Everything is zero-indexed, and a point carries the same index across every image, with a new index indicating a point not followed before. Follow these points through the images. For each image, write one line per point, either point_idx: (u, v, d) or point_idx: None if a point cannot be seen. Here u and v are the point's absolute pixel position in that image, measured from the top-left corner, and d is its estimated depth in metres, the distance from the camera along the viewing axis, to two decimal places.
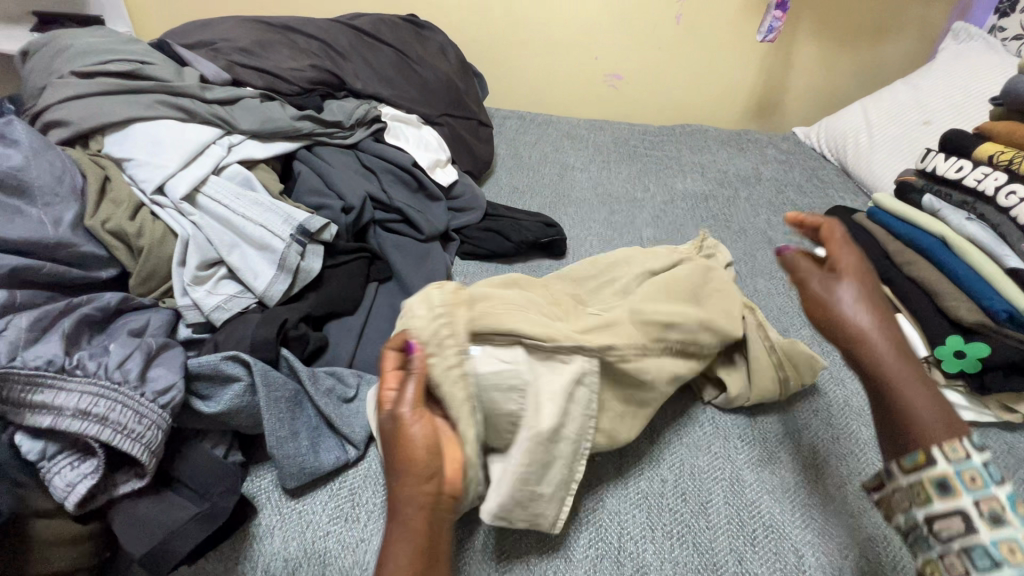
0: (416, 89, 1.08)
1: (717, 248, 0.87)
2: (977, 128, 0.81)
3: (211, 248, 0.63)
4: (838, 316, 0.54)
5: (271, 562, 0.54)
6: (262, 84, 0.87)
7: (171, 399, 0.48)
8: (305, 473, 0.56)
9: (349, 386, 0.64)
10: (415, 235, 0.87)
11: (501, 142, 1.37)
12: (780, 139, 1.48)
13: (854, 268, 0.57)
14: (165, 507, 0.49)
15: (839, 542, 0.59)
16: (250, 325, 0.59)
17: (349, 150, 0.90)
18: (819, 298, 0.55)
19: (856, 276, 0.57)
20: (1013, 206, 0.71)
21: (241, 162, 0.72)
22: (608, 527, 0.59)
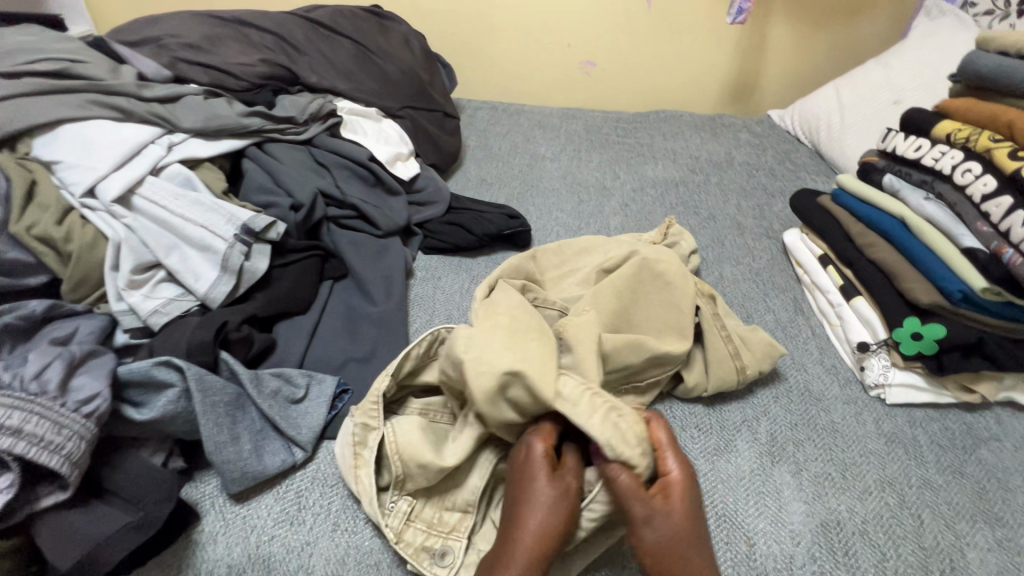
0: (375, 82, 1.05)
1: (683, 233, 0.88)
2: (936, 106, 0.80)
3: (147, 252, 0.62)
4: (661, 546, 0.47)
5: (214, 568, 0.53)
6: (208, 80, 0.86)
7: (95, 408, 0.48)
8: (248, 478, 0.55)
9: (297, 387, 0.63)
10: (371, 231, 0.85)
11: (471, 133, 1.35)
12: (755, 123, 1.47)
13: (689, 501, 0.49)
14: (93, 519, 0.48)
15: (793, 529, 0.57)
16: (187, 329, 0.59)
17: (302, 146, 0.88)
18: (671, 535, 0.47)
19: (696, 528, 0.48)
20: (968, 184, 0.69)
21: (183, 161, 0.71)
22: None
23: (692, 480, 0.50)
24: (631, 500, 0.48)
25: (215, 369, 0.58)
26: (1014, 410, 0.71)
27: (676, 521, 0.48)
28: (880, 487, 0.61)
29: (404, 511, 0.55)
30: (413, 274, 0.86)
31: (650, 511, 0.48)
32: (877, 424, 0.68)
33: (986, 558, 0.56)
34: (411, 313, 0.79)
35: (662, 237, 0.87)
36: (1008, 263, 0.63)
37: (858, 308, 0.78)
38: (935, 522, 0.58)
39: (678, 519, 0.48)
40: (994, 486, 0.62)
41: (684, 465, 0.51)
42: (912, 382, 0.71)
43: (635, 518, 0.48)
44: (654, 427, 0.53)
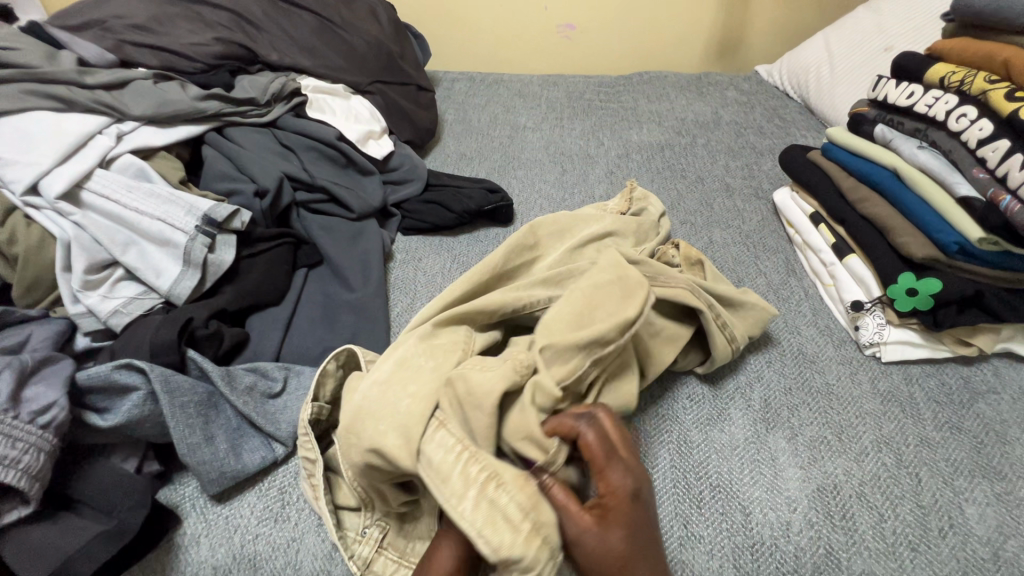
0: (341, 56, 1.00)
1: (648, 196, 0.84)
2: (930, 49, 0.76)
3: (101, 249, 0.60)
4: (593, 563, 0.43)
5: (200, 571, 0.50)
6: (158, 63, 0.81)
7: (52, 418, 0.46)
8: (227, 478, 0.53)
9: (275, 381, 0.61)
10: (345, 214, 0.82)
11: (449, 106, 1.30)
12: (742, 80, 1.41)
13: (633, 516, 0.45)
14: (64, 531, 0.46)
15: (789, 495, 0.56)
16: (149, 328, 0.57)
17: (265, 128, 0.84)
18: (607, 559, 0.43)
19: (633, 557, 0.43)
20: (963, 130, 0.65)
21: (134, 151, 0.69)
22: None
23: (634, 497, 0.46)
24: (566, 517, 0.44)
25: (183, 368, 0.56)
26: (1013, 360, 0.70)
27: (609, 546, 0.43)
28: (876, 447, 0.60)
29: (376, 537, 0.52)
30: (393, 257, 0.83)
31: (583, 533, 0.43)
32: (873, 383, 0.67)
33: (985, 512, 0.55)
34: (391, 298, 0.76)
35: (627, 204, 0.82)
36: (1005, 211, 0.60)
37: (851, 266, 0.76)
38: (932, 480, 0.57)
39: (616, 547, 0.43)
40: (991, 440, 0.61)
41: (625, 483, 0.46)
42: (908, 338, 0.69)
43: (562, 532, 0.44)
44: (585, 436, 0.47)
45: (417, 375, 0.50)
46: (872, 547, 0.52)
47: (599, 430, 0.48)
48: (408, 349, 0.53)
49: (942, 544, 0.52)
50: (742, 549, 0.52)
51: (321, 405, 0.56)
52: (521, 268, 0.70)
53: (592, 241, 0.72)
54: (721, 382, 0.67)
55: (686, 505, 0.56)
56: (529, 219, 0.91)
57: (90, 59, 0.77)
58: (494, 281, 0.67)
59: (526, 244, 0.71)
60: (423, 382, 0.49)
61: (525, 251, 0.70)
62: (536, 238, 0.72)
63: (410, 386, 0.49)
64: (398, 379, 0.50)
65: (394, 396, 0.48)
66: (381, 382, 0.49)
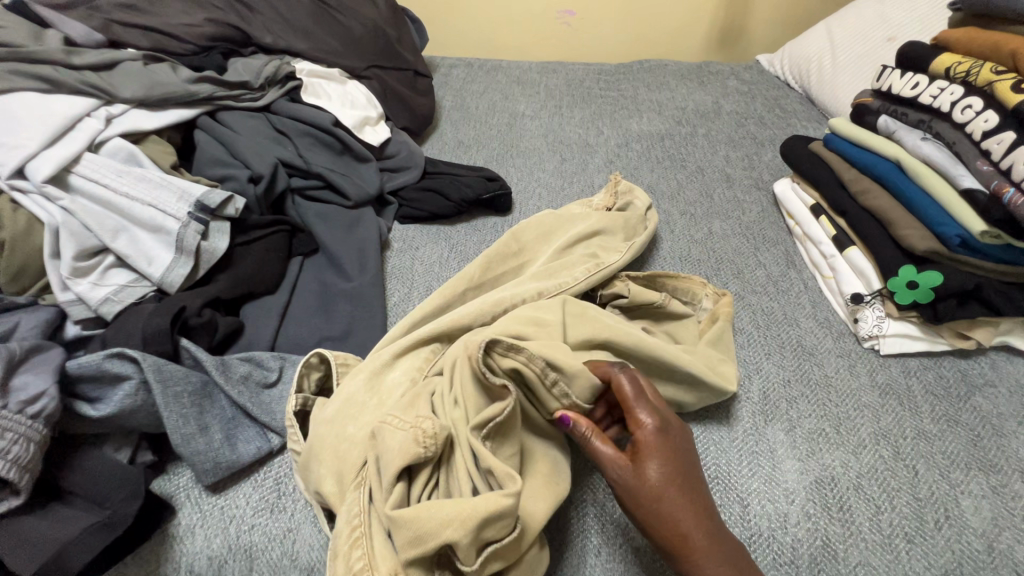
0: (337, 40, 0.97)
1: (632, 189, 0.84)
2: (936, 39, 0.75)
3: (91, 235, 0.59)
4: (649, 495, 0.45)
5: (194, 561, 0.50)
6: (148, 44, 0.79)
7: (42, 408, 0.46)
8: (222, 468, 0.52)
9: (270, 371, 0.59)
10: (341, 202, 0.80)
11: (446, 92, 1.27)
12: (743, 69, 1.40)
13: (660, 448, 0.47)
14: (55, 522, 0.46)
15: (787, 487, 0.56)
16: (142, 317, 0.56)
17: (259, 113, 0.82)
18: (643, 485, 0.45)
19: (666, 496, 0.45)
20: (968, 121, 0.65)
21: (124, 135, 0.67)
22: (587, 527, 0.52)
23: (664, 435, 0.48)
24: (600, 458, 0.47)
25: (177, 357, 0.56)
26: (1009, 354, 0.70)
27: (644, 479, 0.46)
28: (874, 440, 0.60)
29: None
30: (389, 246, 0.82)
31: (619, 470, 0.46)
32: (871, 375, 0.67)
33: (980, 505, 0.55)
34: (388, 287, 0.75)
35: (612, 200, 0.82)
36: (1008, 203, 0.60)
37: (851, 258, 0.76)
38: (929, 473, 0.57)
39: (654, 485, 0.45)
40: (987, 433, 0.61)
41: (657, 421, 0.48)
42: (907, 331, 0.69)
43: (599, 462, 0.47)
44: (617, 381, 0.50)
45: (361, 414, 0.51)
46: (869, 538, 0.52)
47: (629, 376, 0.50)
48: (364, 385, 0.54)
49: (937, 535, 0.53)
50: (740, 540, 0.52)
51: (308, 395, 0.56)
52: (508, 273, 0.71)
53: (578, 242, 0.72)
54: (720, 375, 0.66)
55: None
56: (527, 208, 0.90)
57: (78, 39, 0.75)
58: (479, 283, 0.68)
59: (511, 249, 0.72)
60: (362, 424, 0.51)
61: (510, 258, 0.71)
62: (519, 244, 0.73)
63: (351, 425, 0.50)
64: (342, 418, 0.51)
65: (338, 428, 0.50)
66: (329, 417, 0.51)
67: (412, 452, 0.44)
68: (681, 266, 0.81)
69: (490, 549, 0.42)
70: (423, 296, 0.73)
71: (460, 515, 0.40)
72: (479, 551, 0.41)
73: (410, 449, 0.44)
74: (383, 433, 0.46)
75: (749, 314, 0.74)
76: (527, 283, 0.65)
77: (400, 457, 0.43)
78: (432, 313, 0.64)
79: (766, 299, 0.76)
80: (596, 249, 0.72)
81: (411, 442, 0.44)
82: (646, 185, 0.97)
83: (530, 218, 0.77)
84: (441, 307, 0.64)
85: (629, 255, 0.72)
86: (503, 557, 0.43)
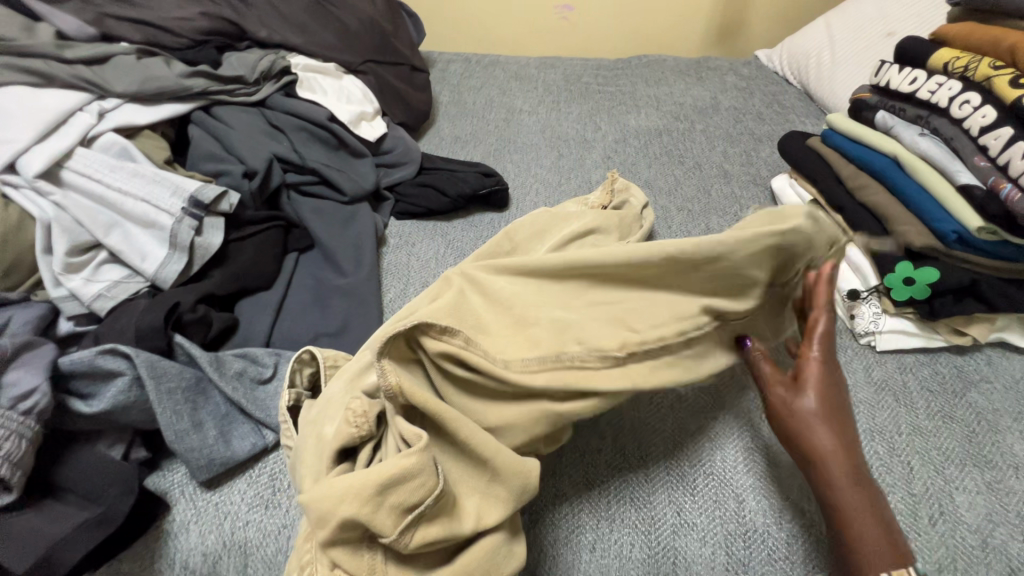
0: (333, 34, 0.97)
1: (629, 188, 0.84)
2: (935, 34, 0.75)
3: (83, 231, 0.59)
4: (802, 419, 0.46)
5: (188, 557, 0.50)
6: (141, 38, 0.78)
7: (34, 404, 0.45)
8: (216, 465, 0.52)
9: (265, 367, 0.59)
10: (337, 198, 0.80)
11: (444, 88, 1.27)
12: (742, 65, 1.39)
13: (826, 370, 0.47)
14: (48, 519, 0.46)
15: (782, 482, 0.56)
16: (135, 313, 0.55)
17: (254, 108, 0.81)
18: (801, 418, 0.46)
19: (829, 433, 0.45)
20: (966, 117, 0.65)
21: (117, 130, 0.67)
22: (582, 527, 0.54)
23: (833, 368, 0.47)
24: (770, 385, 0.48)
25: (170, 354, 0.55)
26: (1006, 350, 0.70)
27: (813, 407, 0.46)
28: (869, 436, 0.60)
29: None
30: (386, 242, 0.81)
31: (785, 399, 0.47)
32: (867, 371, 0.67)
33: (974, 501, 0.55)
34: (384, 283, 0.75)
35: (608, 198, 0.82)
36: (1005, 199, 0.60)
37: (849, 254, 0.76)
38: (924, 469, 0.57)
39: (815, 400, 0.46)
40: (982, 429, 0.61)
41: (827, 357, 0.47)
42: (903, 328, 0.69)
43: (767, 402, 0.48)
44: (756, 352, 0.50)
45: (337, 413, 0.47)
46: None
47: (827, 316, 0.48)
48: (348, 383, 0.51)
49: (931, 531, 0.53)
50: (734, 536, 0.53)
51: (300, 391, 0.55)
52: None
53: (570, 242, 0.73)
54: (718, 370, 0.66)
55: (678, 491, 0.56)
56: (525, 204, 0.90)
57: (69, 32, 0.74)
58: None
59: (502, 249, 0.71)
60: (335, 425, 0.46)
61: (503, 256, 0.71)
62: (513, 242, 0.73)
63: None
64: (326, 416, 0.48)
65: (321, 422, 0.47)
66: (312, 418, 0.49)
67: (345, 431, 0.44)
68: None
69: (414, 513, 0.39)
70: (419, 292, 0.73)
71: (354, 486, 0.39)
72: (398, 521, 0.39)
73: (342, 429, 0.44)
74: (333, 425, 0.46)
75: None
76: None
77: (336, 437, 0.44)
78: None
79: None
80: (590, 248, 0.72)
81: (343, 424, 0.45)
82: (644, 181, 0.97)
83: (524, 218, 0.77)
84: None
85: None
86: (438, 521, 0.40)
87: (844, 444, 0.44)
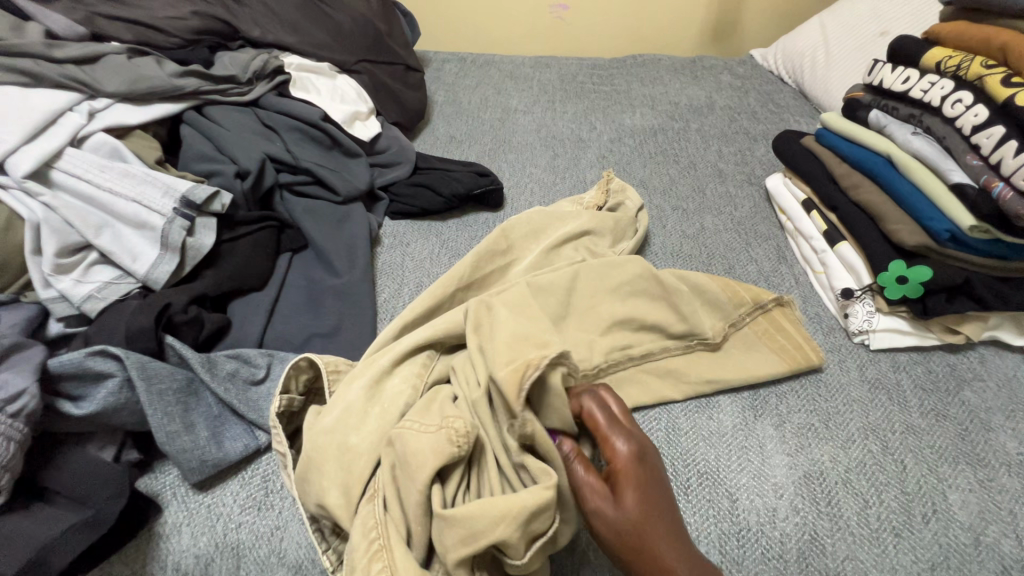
0: (326, 33, 0.96)
1: (625, 189, 0.84)
2: (927, 33, 0.75)
3: (73, 231, 0.58)
4: (618, 528, 0.44)
5: (181, 559, 0.50)
6: (132, 37, 0.77)
7: (22, 406, 0.45)
8: (208, 467, 0.52)
9: (258, 368, 0.59)
10: (331, 198, 0.80)
11: (439, 87, 1.26)
12: (737, 64, 1.39)
13: (633, 468, 0.47)
14: (38, 521, 0.45)
15: (775, 482, 0.56)
16: (126, 314, 0.55)
17: (247, 108, 0.81)
18: (627, 521, 0.44)
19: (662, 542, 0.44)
20: (958, 115, 0.65)
21: (107, 130, 0.66)
22: None
23: (641, 461, 0.47)
24: (580, 485, 0.46)
25: (161, 355, 0.55)
26: (998, 348, 0.70)
27: (630, 514, 0.44)
28: (862, 434, 0.60)
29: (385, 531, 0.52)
30: (380, 242, 0.81)
31: (603, 507, 0.45)
32: (861, 370, 0.67)
33: (967, 499, 0.55)
34: (378, 283, 0.74)
35: (602, 198, 0.82)
36: (997, 198, 0.60)
37: (842, 253, 0.76)
38: (916, 467, 0.57)
39: (630, 511, 0.44)
40: (975, 427, 0.61)
41: (630, 449, 0.48)
42: (897, 326, 0.69)
43: (584, 504, 0.45)
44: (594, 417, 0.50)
45: (363, 424, 0.50)
46: (856, 533, 0.52)
47: (603, 406, 0.51)
48: (363, 392, 0.52)
49: (924, 529, 0.53)
50: (728, 534, 0.53)
51: (294, 395, 0.55)
52: (496, 271, 0.70)
53: (564, 243, 0.73)
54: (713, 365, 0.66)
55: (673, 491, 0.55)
56: (519, 204, 0.90)
57: (60, 32, 0.74)
58: (465, 286, 0.67)
59: (499, 248, 0.71)
60: (365, 435, 0.49)
61: (497, 256, 0.71)
62: (509, 241, 0.73)
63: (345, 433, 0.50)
64: (342, 428, 0.50)
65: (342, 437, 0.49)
66: (329, 426, 0.50)
67: (444, 451, 0.43)
68: (672, 261, 0.81)
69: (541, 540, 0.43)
70: (413, 292, 0.73)
71: (513, 512, 0.41)
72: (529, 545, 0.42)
73: (443, 449, 0.43)
74: (400, 438, 0.46)
75: None
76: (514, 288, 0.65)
77: (434, 456, 0.43)
78: (423, 314, 0.63)
79: None
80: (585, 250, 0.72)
81: (443, 441, 0.44)
82: (638, 180, 0.97)
83: (520, 215, 0.76)
84: (428, 310, 0.64)
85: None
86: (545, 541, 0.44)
87: (689, 557, 0.43)
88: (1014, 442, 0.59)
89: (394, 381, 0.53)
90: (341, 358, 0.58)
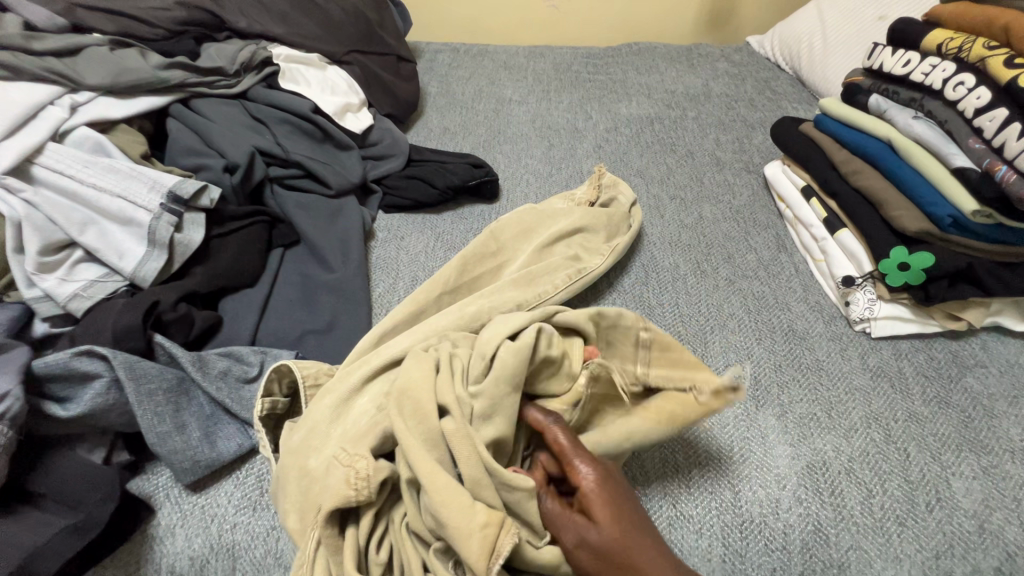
0: (316, 24, 0.94)
1: (617, 183, 0.82)
2: (927, 15, 0.74)
3: (57, 229, 0.57)
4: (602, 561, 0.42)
5: (176, 562, 0.49)
6: (115, 29, 0.75)
7: (7, 408, 0.44)
8: (201, 467, 0.51)
9: (250, 366, 0.58)
10: (322, 191, 0.78)
11: (432, 79, 1.25)
12: (734, 51, 1.38)
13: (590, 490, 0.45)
14: (26, 526, 0.45)
15: (777, 473, 0.55)
16: (113, 312, 0.54)
17: (234, 100, 0.79)
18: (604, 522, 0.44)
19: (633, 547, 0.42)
20: (960, 98, 0.64)
21: (90, 124, 0.65)
22: None
23: (607, 481, 0.45)
24: (550, 519, 0.45)
25: (150, 354, 0.54)
26: (1000, 334, 0.70)
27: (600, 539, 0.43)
28: (865, 423, 0.59)
29: None
30: (374, 235, 0.80)
31: (579, 530, 0.44)
32: (862, 358, 0.66)
33: (971, 487, 0.54)
34: (373, 278, 0.73)
35: (595, 194, 0.81)
36: (1000, 181, 0.59)
37: (842, 240, 0.75)
38: (920, 455, 0.57)
39: (611, 536, 0.43)
40: (978, 414, 0.60)
41: (595, 470, 0.45)
42: (898, 314, 0.68)
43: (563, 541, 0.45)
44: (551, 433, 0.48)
45: (323, 446, 0.48)
46: (860, 523, 0.52)
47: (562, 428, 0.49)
48: (332, 411, 0.51)
49: (929, 517, 0.52)
50: (731, 526, 0.52)
51: (277, 399, 0.54)
52: (484, 272, 0.69)
53: (557, 240, 0.72)
54: (713, 356, 0.66)
55: (673, 486, 0.55)
56: (515, 195, 0.88)
57: (40, 24, 0.72)
58: (453, 290, 0.66)
59: (489, 248, 0.70)
60: (324, 457, 0.47)
61: (487, 257, 0.70)
62: (498, 242, 0.72)
63: (321, 447, 0.48)
64: (307, 449, 0.48)
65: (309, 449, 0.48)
66: (294, 447, 0.49)
67: (343, 493, 0.43)
68: (671, 252, 0.79)
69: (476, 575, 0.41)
70: (408, 286, 0.72)
71: None
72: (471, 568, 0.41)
73: (341, 490, 0.43)
74: (332, 468, 0.45)
75: (740, 299, 0.73)
76: (505, 286, 0.64)
77: (333, 499, 0.43)
78: (409, 316, 0.62)
79: (757, 284, 0.75)
80: (577, 249, 0.71)
81: (346, 481, 0.44)
82: (636, 170, 0.96)
83: (508, 216, 0.75)
84: (414, 313, 0.63)
85: (610, 258, 0.71)
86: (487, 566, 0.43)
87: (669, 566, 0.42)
88: (1017, 428, 0.59)
89: (361, 400, 0.51)
90: (320, 367, 0.56)
